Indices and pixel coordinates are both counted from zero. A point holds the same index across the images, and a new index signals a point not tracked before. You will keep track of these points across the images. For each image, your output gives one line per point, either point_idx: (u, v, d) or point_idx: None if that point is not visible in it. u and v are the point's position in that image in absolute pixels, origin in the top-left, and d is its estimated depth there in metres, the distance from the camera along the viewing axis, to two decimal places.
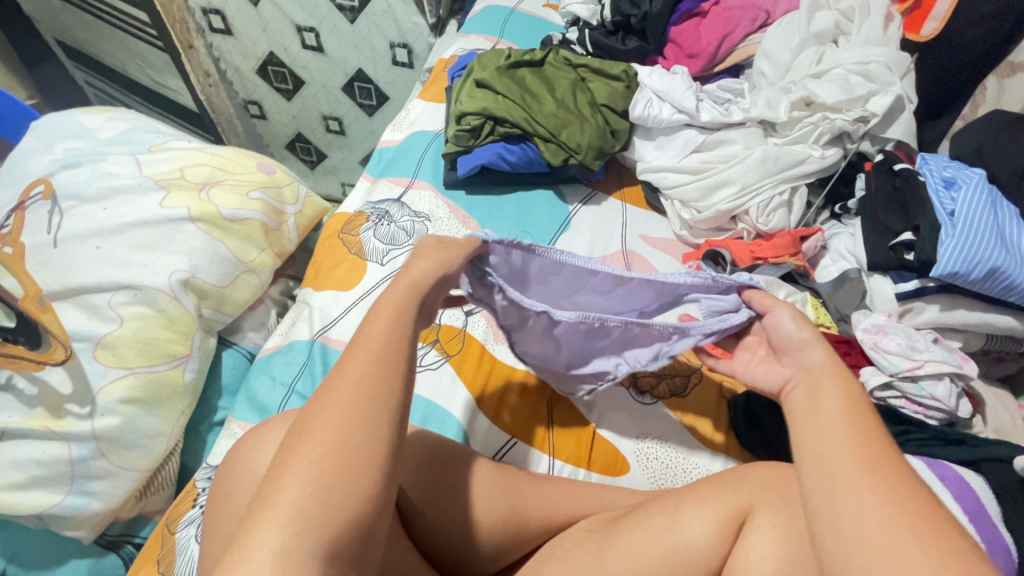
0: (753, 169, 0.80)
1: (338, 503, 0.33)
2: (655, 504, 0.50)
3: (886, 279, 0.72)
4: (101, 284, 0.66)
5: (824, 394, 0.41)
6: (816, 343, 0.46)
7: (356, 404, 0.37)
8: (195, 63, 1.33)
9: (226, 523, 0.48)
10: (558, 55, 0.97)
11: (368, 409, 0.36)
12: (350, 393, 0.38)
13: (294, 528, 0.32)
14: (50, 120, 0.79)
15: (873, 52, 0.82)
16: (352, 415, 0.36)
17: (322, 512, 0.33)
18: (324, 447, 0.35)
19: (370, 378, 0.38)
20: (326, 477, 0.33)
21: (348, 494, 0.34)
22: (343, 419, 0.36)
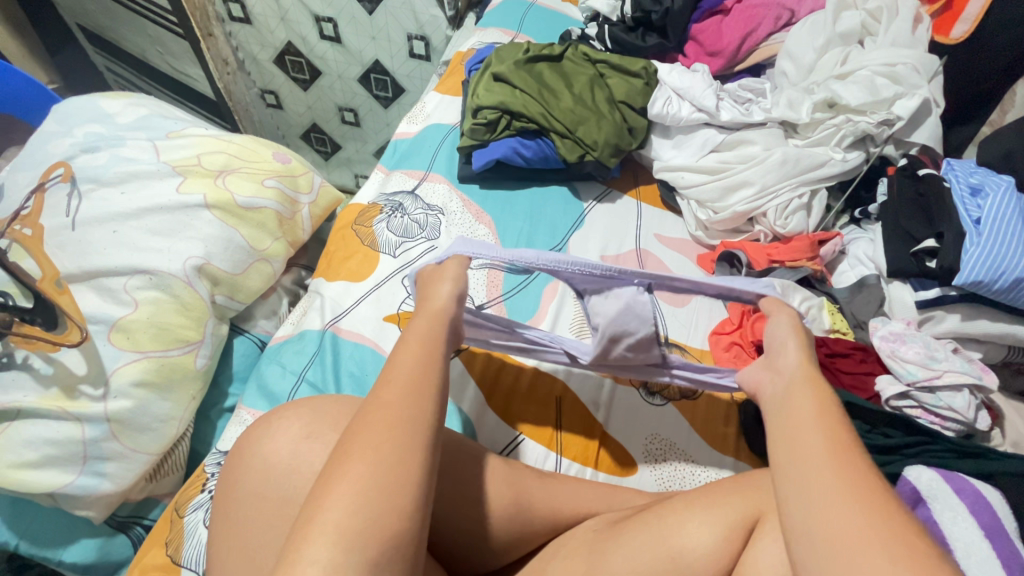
0: (772, 171, 0.79)
1: (374, 519, 0.34)
2: (670, 503, 0.49)
3: (907, 287, 0.72)
4: (117, 268, 0.66)
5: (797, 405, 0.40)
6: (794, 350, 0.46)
7: (370, 417, 0.38)
8: (214, 51, 1.33)
9: (238, 499, 0.49)
10: (578, 51, 0.96)
11: (390, 422, 0.38)
12: (363, 416, 0.39)
13: (335, 547, 0.33)
14: (72, 104, 0.80)
15: (901, 54, 0.80)
16: (374, 433, 0.37)
17: (363, 530, 0.34)
18: (351, 468, 0.36)
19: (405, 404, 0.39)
20: (365, 496, 0.34)
21: (383, 507, 0.35)
22: (379, 439, 0.37)
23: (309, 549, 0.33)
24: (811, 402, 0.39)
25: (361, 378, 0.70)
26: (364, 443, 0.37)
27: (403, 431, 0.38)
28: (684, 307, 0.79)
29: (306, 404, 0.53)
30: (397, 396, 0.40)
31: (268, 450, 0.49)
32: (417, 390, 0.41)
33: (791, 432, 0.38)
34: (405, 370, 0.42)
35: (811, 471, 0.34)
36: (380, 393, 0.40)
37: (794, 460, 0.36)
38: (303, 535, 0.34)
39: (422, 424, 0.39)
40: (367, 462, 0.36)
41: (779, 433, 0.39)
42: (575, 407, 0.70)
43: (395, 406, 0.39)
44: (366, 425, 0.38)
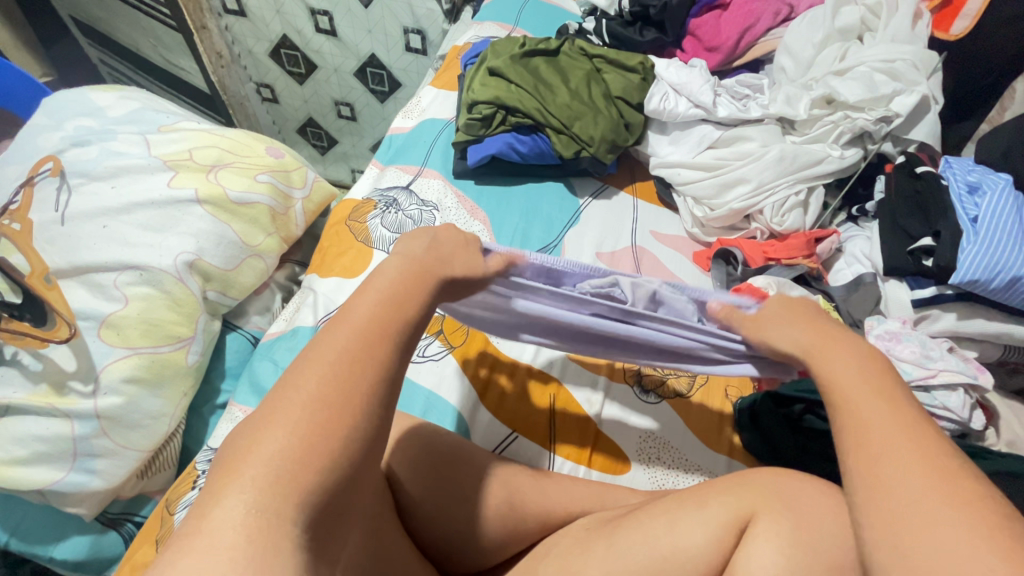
0: (769, 168, 0.78)
1: (306, 466, 0.31)
2: (662, 502, 0.49)
3: (903, 285, 0.71)
4: (107, 264, 0.66)
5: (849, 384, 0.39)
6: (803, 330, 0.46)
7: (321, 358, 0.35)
8: (207, 44, 1.33)
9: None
10: (575, 45, 0.95)
11: (340, 369, 0.35)
12: (307, 357, 0.36)
13: (258, 495, 0.30)
14: (61, 97, 0.79)
15: (900, 50, 0.79)
16: (313, 378, 0.34)
17: (287, 482, 0.31)
18: (284, 412, 0.33)
19: (355, 346, 0.36)
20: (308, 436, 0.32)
21: (311, 458, 0.32)
22: (329, 379, 0.34)
23: (233, 496, 0.30)
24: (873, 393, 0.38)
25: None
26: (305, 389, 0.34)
27: (346, 384, 0.34)
28: None
29: None
30: (348, 341, 0.36)
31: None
32: (374, 339, 0.37)
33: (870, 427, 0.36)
34: (365, 313, 0.38)
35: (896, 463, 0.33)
36: (331, 337, 0.36)
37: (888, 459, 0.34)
38: (226, 478, 0.31)
39: (372, 378, 0.35)
40: (300, 410, 0.33)
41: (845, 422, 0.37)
42: (568, 406, 0.70)
43: (343, 351, 0.36)
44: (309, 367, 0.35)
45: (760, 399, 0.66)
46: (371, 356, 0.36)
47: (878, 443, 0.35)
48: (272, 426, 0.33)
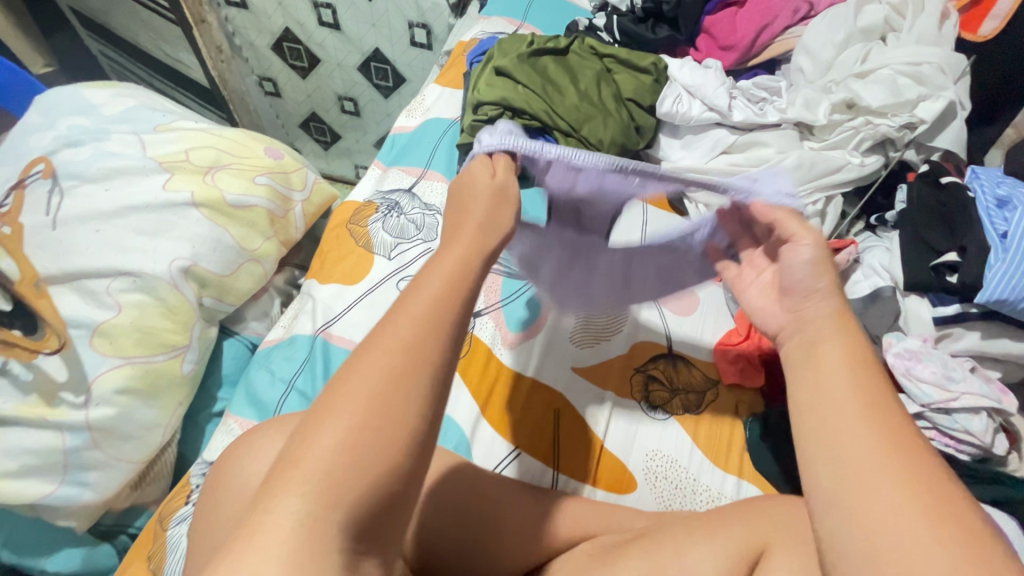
0: (786, 177, 0.75)
1: (361, 470, 0.29)
2: (665, 532, 0.47)
3: (924, 301, 0.68)
4: (98, 269, 0.64)
5: (824, 355, 0.37)
6: (828, 293, 0.42)
7: (376, 351, 0.32)
8: (207, 38, 1.30)
9: (232, 482, 0.48)
10: (584, 43, 0.91)
11: (397, 366, 0.31)
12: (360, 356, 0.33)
13: (304, 500, 0.27)
14: (55, 94, 0.77)
15: (926, 53, 0.75)
16: (375, 371, 0.31)
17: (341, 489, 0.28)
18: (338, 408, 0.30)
19: (414, 341, 0.32)
20: (360, 437, 0.29)
21: (370, 464, 0.29)
22: (383, 377, 0.31)
23: (280, 500, 0.28)
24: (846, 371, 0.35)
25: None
26: (360, 383, 0.31)
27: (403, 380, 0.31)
28: (689, 317, 0.76)
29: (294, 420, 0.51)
30: (405, 334, 0.33)
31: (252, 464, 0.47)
32: (435, 327, 0.33)
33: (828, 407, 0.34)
34: (422, 305, 0.34)
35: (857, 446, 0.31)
36: (392, 322, 0.33)
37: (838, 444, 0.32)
38: (275, 479, 0.28)
39: (429, 372, 0.32)
40: (356, 405, 0.30)
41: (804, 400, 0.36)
42: (573, 421, 0.68)
43: (401, 343, 0.32)
44: (365, 360, 0.32)
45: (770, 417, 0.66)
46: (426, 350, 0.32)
47: (837, 420, 0.33)
48: (325, 423, 0.30)
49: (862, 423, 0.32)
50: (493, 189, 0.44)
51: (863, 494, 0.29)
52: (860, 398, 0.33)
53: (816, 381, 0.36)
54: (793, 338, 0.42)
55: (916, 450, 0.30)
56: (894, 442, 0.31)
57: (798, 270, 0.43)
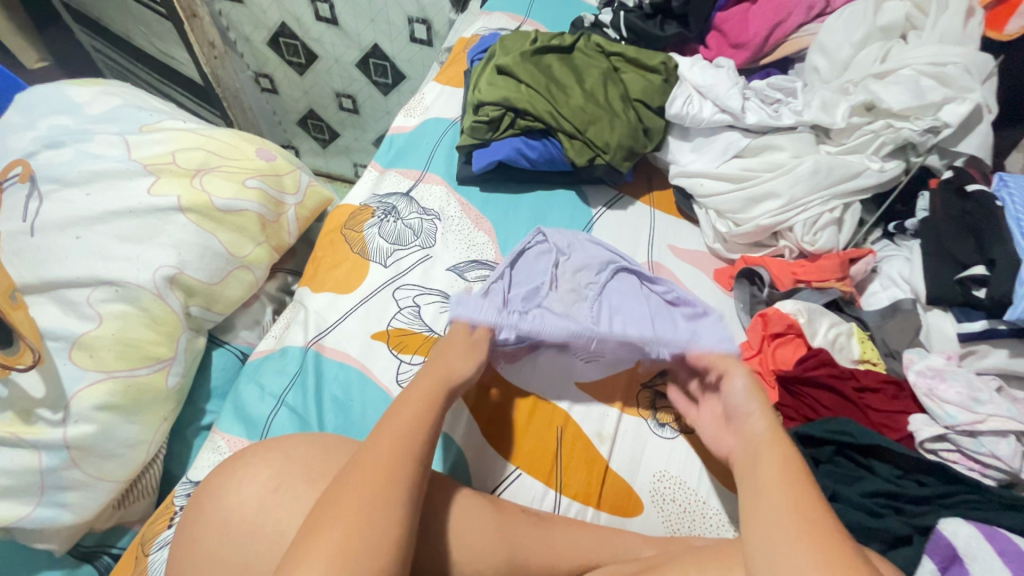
0: (801, 182, 0.72)
1: (360, 563, 0.39)
2: (670, 567, 0.47)
3: (948, 316, 0.65)
4: (78, 279, 0.60)
5: (762, 464, 0.47)
6: (760, 416, 0.52)
7: (369, 460, 0.44)
8: (199, 33, 1.24)
9: (207, 511, 0.47)
10: (590, 41, 0.88)
11: (386, 472, 0.43)
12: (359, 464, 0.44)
13: None
14: (38, 93, 0.74)
15: (952, 52, 0.71)
16: (365, 479, 0.42)
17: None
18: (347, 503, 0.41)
19: (400, 440, 0.47)
20: (354, 538, 0.39)
21: (372, 549, 0.39)
22: (373, 480, 0.42)
23: None
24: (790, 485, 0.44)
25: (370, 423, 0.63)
26: (364, 476, 0.43)
27: (391, 477, 0.43)
28: None
29: (275, 448, 0.50)
30: (407, 430, 0.48)
31: (232, 498, 0.46)
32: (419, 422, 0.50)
33: (770, 485, 0.45)
34: (416, 403, 0.51)
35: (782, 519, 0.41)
36: (383, 430, 0.47)
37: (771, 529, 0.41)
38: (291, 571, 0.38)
39: (406, 474, 0.44)
40: (361, 498, 0.41)
41: (749, 498, 0.46)
42: (577, 440, 0.64)
43: (397, 442, 0.46)
44: (370, 455, 0.44)
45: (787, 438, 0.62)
46: (425, 436, 0.48)
47: (770, 479, 0.45)
48: (339, 514, 0.40)
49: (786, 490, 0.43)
50: (460, 345, 0.61)
51: (788, 551, 0.40)
52: (787, 489, 0.44)
53: (761, 496, 0.45)
54: (726, 435, 0.56)
55: (826, 520, 0.41)
56: (805, 500, 0.42)
57: (737, 389, 0.56)
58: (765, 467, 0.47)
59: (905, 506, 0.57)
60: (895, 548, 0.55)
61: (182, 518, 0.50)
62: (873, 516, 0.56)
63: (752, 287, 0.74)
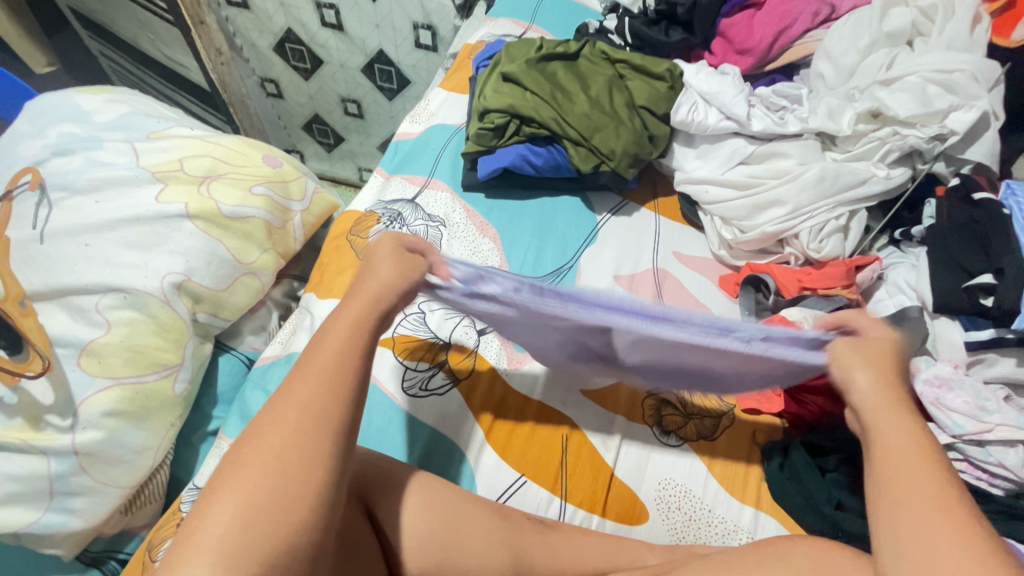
0: (808, 190, 0.72)
1: (264, 527, 0.33)
2: None
3: (955, 324, 0.64)
4: (87, 286, 0.61)
5: (887, 427, 0.42)
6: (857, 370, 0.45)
7: (283, 410, 0.38)
8: (206, 40, 1.25)
9: None
10: (595, 48, 0.88)
11: (303, 418, 0.37)
12: (277, 402, 0.38)
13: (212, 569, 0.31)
14: (47, 101, 0.74)
15: (958, 59, 0.71)
16: (280, 424, 0.37)
17: (255, 524, 0.33)
18: (265, 442, 0.36)
19: (330, 374, 0.40)
20: (261, 498, 0.34)
21: (290, 492, 0.34)
22: (292, 428, 0.37)
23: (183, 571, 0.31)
24: (921, 463, 0.39)
25: (377, 430, 0.64)
26: (286, 417, 0.37)
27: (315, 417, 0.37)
28: None
29: None
30: (323, 370, 0.40)
31: None
32: (346, 353, 0.42)
33: (894, 462, 0.40)
34: (340, 331, 0.43)
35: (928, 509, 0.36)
36: (304, 368, 0.40)
37: (910, 521, 0.37)
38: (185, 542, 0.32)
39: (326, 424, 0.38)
40: (278, 439, 0.36)
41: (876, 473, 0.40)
42: (581, 447, 0.64)
43: (319, 378, 0.39)
44: (290, 396, 0.38)
45: (793, 447, 0.62)
46: (349, 379, 0.40)
47: (899, 457, 0.40)
48: (235, 481, 0.34)
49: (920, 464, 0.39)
50: (391, 251, 0.51)
51: (928, 541, 0.35)
52: (922, 468, 0.39)
53: (899, 469, 0.39)
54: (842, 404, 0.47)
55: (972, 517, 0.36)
56: (944, 495, 0.37)
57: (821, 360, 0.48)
58: (893, 441, 0.41)
59: None
60: None
61: None
62: None
63: (757, 294, 0.74)
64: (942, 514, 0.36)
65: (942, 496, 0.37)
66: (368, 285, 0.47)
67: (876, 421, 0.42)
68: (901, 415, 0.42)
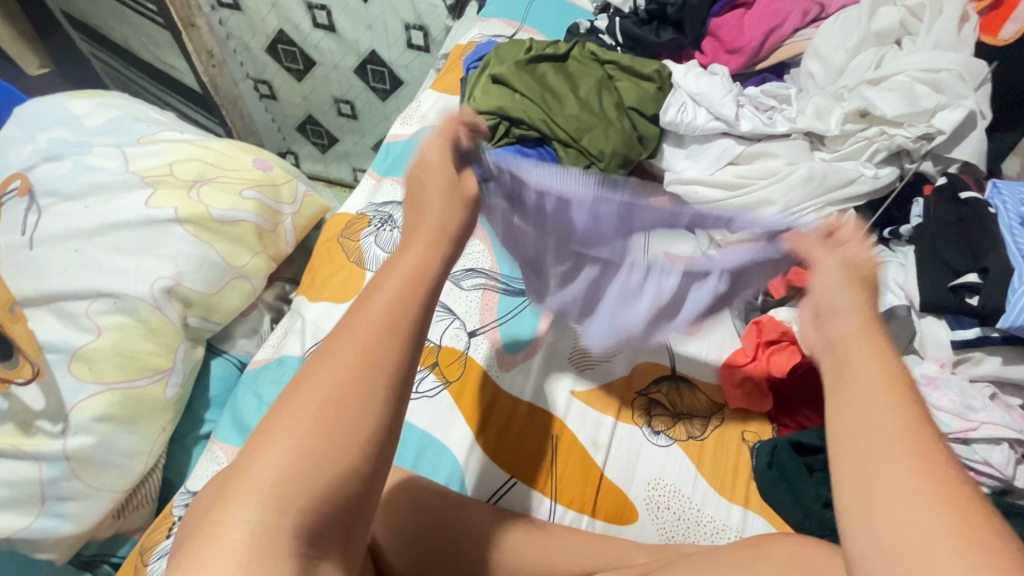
0: (795, 190, 0.72)
1: (320, 467, 0.29)
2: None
3: (943, 324, 0.64)
4: (77, 291, 0.61)
5: (857, 356, 0.34)
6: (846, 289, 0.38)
7: (341, 340, 0.33)
8: (198, 42, 1.27)
9: None
10: (585, 49, 0.88)
11: (364, 352, 0.33)
12: (335, 335, 0.34)
13: (259, 511, 0.28)
14: (36, 106, 0.74)
15: (944, 58, 0.71)
16: (339, 356, 0.32)
17: (313, 467, 0.29)
18: (322, 373, 0.32)
19: (399, 303, 0.35)
20: (314, 435, 0.30)
21: (345, 430, 0.30)
22: (353, 360, 0.32)
23: (231, 511, 0.28)
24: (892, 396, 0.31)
25: None
26: (345, 347, 0.33)
27: (374, 350, 0.33)
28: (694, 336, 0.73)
29: None
30: (391, 299, 0.35)
31: None
32: (419, 279, 0.37)
33: (862, 396, 0.31)
34: (409, 260, 0.38)
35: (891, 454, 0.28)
36: (371, 294, 0.36)
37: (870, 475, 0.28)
38: (233, 483, 0.29)
39: (387, 356, 0.33)
40: (335, 372, 0.32)
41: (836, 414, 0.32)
42: (570, 448, 0.64)
43: (380, 310, 0.35)
44: (347, 327, 0.34)
45: (780, 446, 0.63)
46: (417, 308, 0.36)
47: (869, 393, 0.31)
48: (287, 416, 0.30)
49: (893, 421, 0.29)
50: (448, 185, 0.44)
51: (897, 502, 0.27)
52: (892, 407, 0.30)
53: (859, 406, 0.31)
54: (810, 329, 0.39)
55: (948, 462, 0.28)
56: (923, 440, 0.29)
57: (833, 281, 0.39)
58: (863, 373, 0.32)
59: None
60: None
61: None
62: None
63: (746, 295, 0.75)
64: (914, 469, 0.27)
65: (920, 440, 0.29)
66: (423, 224, 0.42)
67: (844, 352, 0.34)
68: (875, 360, 0.33)
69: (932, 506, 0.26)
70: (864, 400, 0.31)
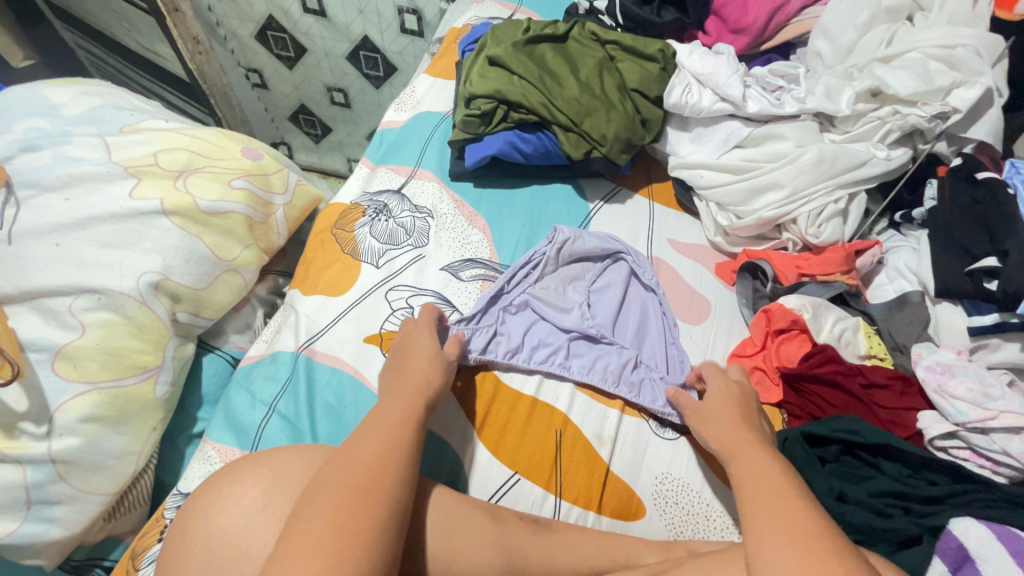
0: (805, 173, 0.70)
1: (353, 545, 0.39)
2: None
3: (959, 309, 0.63)
4: (59, 288, 0.58)
5: (756, 462, 0.48)
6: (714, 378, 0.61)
7: (356, 454, 0.45)
8: (182, 28, 1.20)
9: (193, 534, 0.47)
10: (585, 29, 0.85)
11: (372, 461, 0.45)
12: (346, 452, 0.46)
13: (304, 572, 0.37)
14: (12, 95, 0.71)
15: (961, 33, 0.67)
16: (359, 458, 0.45)
17: (342, 550, 0.38)
18: (342, 473, 0.43)
19: (397, 420, 0.50)
20: (343, 525, 0.40)
21: (358, 520, 0.40)
22: (362, 468, 0.44)
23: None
24: (778, 486, 0.44)
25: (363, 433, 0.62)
26: (342, 486, 0.42)
27: (367, 480, 0.43)
28: (699, 325, 0.71)
29: (263, 463, 0.50)
30: (391, 419, 0.50)
31: (220, 514, 0.47)
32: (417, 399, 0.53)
33: (760, 487, 0.45)
34: (416, 376, 0.56)
35: (773, 521, 0.41)
36: (374, 419, 0.50)
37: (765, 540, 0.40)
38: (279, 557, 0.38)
39: (393, 463, 0.45)
40: (349, 478, 0.43)
41: (753, 496, 0.44)
42: (575, 443, 0.62)
43: (384, 448, 0.46)
44: (355, 448, 0.46)
45: (792, 437, 0.60)
46: (407, 435, 0.48)
47: (772, 488, 0.44)
48: (322, 508, 0.41)
49: (785, 506, 0.42)
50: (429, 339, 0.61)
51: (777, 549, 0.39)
52: (785, 500, 0.42)
53: (766, 501, 0.43)
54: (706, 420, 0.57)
55: (821, 537, 0.38)
56: (802, 517, 0.40)
57: (716, 391, 0.60)
58: (753, 469, 0.47)
59: (913, 506, 0.54)
60: (902, 549, 0.53)
61: (168, 538, 0.49)
62: (880, 516, 0.54)
63: (755, 282, 0.74)
64: (791, 534, 0.39)
65: (795, 519, 0.40)
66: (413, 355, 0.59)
67: (739, 454, 0.50)
68: (754, 444, 0.51)
69: (797, 551, 0.37)
70: (767, 484, 0.45)
